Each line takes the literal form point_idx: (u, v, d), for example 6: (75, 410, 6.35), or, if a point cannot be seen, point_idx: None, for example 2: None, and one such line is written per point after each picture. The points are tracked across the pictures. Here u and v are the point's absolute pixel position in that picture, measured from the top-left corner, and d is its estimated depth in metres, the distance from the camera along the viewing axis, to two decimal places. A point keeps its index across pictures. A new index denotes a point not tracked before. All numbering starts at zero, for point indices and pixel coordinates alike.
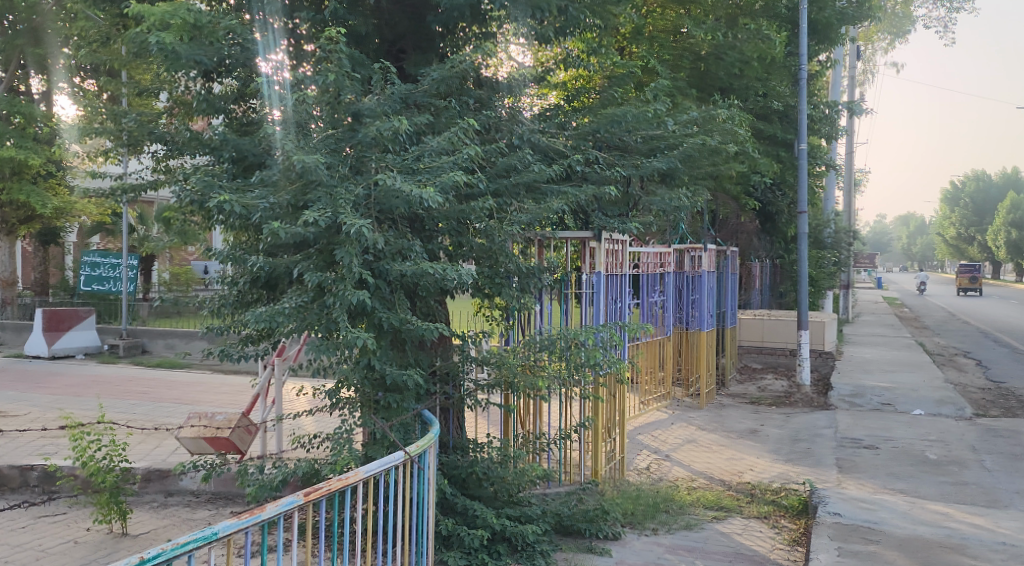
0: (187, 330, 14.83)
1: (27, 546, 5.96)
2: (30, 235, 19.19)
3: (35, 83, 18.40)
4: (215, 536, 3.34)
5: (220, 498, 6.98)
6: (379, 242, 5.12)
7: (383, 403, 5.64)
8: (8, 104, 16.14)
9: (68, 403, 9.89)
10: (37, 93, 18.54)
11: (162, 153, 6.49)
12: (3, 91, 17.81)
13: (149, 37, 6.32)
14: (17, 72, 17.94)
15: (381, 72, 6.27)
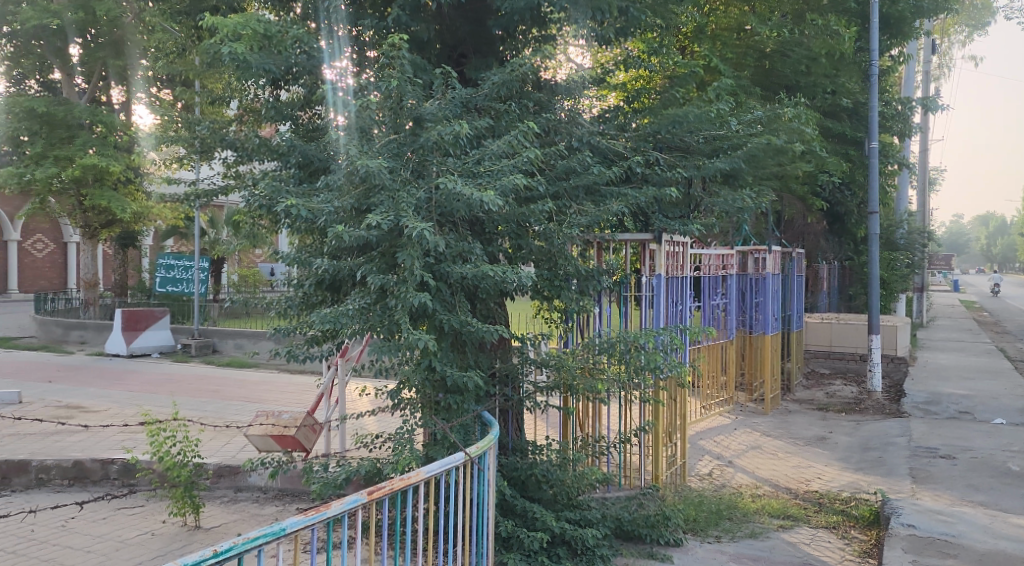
0: (255, 330, 15.27)
1: (108, 537, 6.22)
2: (111, 239, 20.03)
3: (116, 94, 19.29)
4: (283, 532, 3.45)
5: (287, 494, 7.18)
6: (442, 245, 5.16)
7: (444, 404, 5.70)
8: (91, 114, 17.16)
9: (144, 400, 10.30)
10: (117, 103, 19.48)
11: (233, 159, 6.74)
12: (87, 102, 18.73)
13: (221, 47, 6.56)
14: (99, 83, 18.88)
15: (442, 78, 6.33)
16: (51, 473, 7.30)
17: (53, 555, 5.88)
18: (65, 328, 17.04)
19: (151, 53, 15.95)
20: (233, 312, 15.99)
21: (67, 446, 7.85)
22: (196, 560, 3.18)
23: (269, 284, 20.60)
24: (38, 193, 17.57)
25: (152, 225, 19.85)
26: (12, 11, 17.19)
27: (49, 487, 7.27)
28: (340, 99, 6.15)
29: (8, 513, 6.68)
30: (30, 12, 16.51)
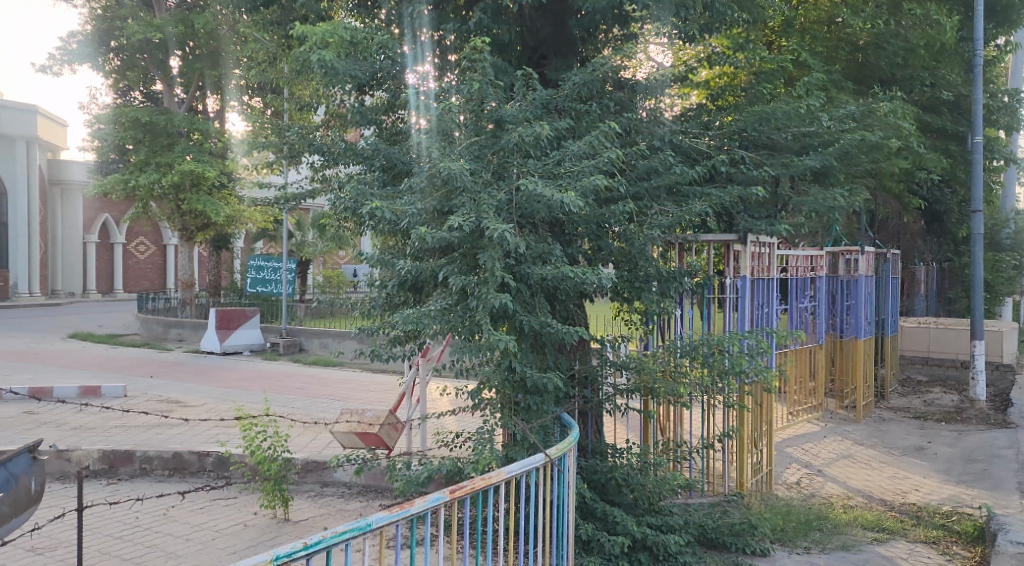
0: (339, 330, 15.63)
1: (204, 526, 6.46)
2: (206, 242, 20.92)
3: (211, 102, 20.19)
4: (369, 527, 3.41)
5: (370, 490, 7.35)
6: (522, 246, 5.14)
7: (524, 405, 5.67)
8: (189, 122, 18.18)
9: (237, 396, 10.72)
10: (213, 112, 20.38)
11: (319, 163, 6.93)
12: (185, 111, 19.69)
13: (310, 55, 6.75)
14: (196, 93, 19.82)
15: (523, 79, 6.31)
16: (153, 463, 7.64)
17: (155, 541, 6.12)
18: (165, 326, 17.90)
19: (244, 64, 16.67)
20: (319, 312, 16.43)
21: (167, 438, 8.23)
22: (290, 551, 3.09)
23: (353, 285, 21.13)
24: (141, 199, 18.53)
25: (244, 228, 20.66)
26: (119, 26, 18.24)
27: (151, 476, 7.62)
28: (422, 103, 6.25)
29: (115, 501, 7.02)
30: (136, 27, 17.50)
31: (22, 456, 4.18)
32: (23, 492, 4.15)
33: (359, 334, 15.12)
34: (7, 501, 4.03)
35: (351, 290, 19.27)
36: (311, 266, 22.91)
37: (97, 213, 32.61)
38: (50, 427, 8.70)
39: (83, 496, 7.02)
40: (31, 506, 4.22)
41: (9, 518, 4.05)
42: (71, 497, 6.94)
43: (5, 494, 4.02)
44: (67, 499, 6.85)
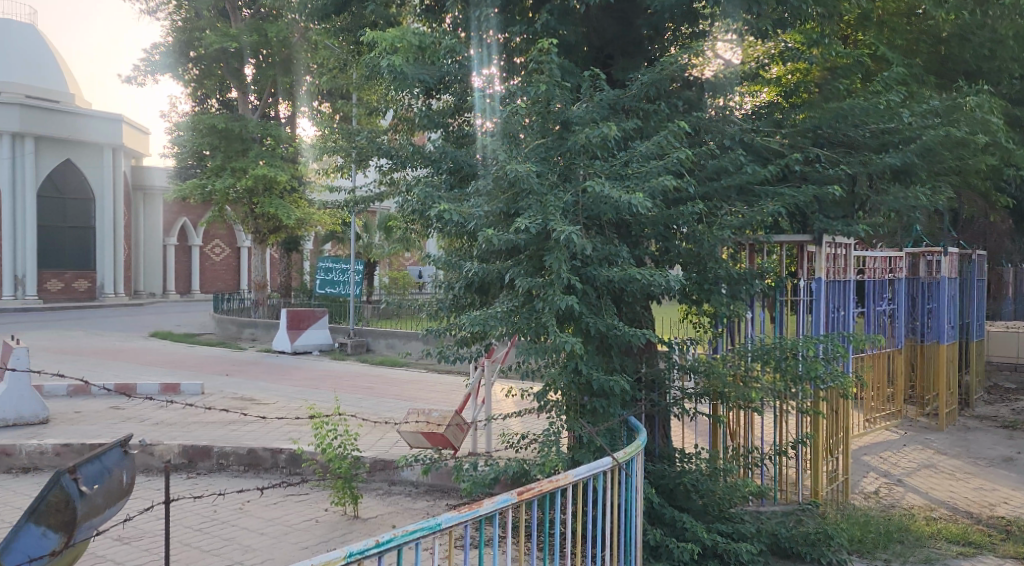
0: (406, 330, 15.78)
1: (277, 521, 6.58)
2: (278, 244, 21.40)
3: (283, 108, 20.65)
4: (439, 527, 3.42)
5: (437, 490, 7.39)
6: (589, 248, 5.09)
7: (590, 407, 5.61)
8: (262, 127, 18.72)
9: (308, 395, 10.92)
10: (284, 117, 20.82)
11: (387, 166, 7.01)
12: (258, 118, 20.20)
13: (380, 61, 6.84)
14: (269, 100, 20.32)
15: (590, 80, 6.25)
16: (230, 459, 7.84)
17: (232, 534, 6.26)
18: (239, 326, 18.39)
19: (316, 70, 17.01)
20: (385, 313, 16.62)
21: (242, 435, 8.43)
22: (361, 549, 3.11)
23: (418, 286, 21.34)
24: (217, 203, 19.08)
25: (314, 231, 21.06)
26: (198, 37, 18.80)
27: (227, 471, 7.81)
28: (488, 106, 6.27)
29: (197, 494, 7.22)
30: (213, 37, 18.01)
31: (115, 449, 4.07)
32: (116, 485, 4.05)
33: (425, 335, 15.25)
34: (102, 493, 3.92)
35: (416, 291, 19.47)
36: (378, 268, 23.22)
37: (175, 217, 33.73)
38: (135, 421, 9.01)
39: (166, 488, 7.24)
40: (121, 499, 4.12)
41: (104, 510, 3.95)
42: (157, 490, 7.17)
43: (99, 486, 3.91)
44: (152, 492, 7.08)
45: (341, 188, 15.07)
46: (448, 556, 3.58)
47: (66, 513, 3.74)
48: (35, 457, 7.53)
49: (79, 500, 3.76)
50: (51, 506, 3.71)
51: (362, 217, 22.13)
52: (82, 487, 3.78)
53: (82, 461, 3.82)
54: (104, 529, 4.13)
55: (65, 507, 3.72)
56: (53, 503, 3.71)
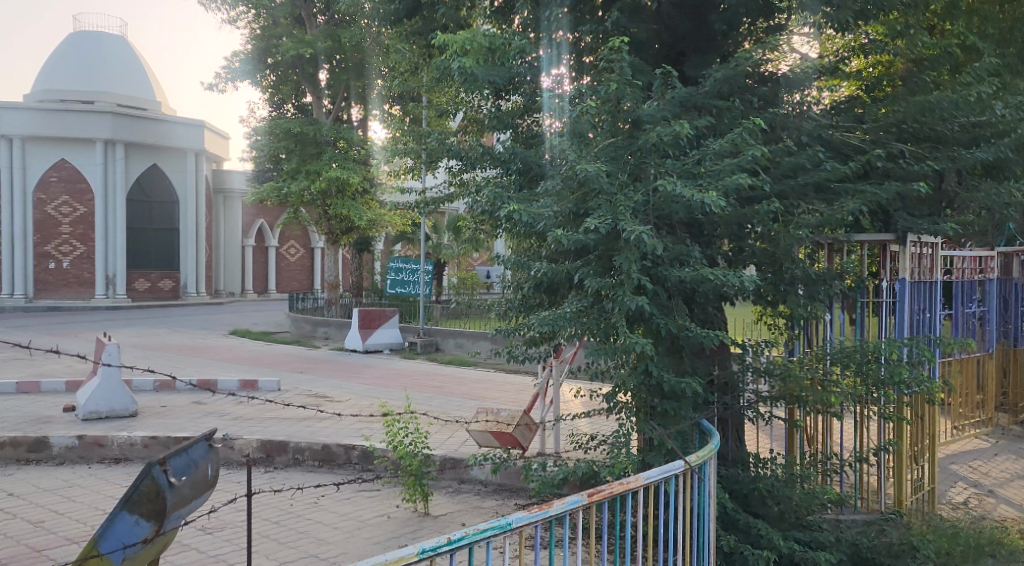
0: (474, 330, 15.83)
1: (350, 516, 6.67)
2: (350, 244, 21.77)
3: (355, 112, 21.01)
4: (509, 526, 3.41)
5: (506, 489, 7.39)
6: (659, 248, 5.02)
7: (660, 409, 5.49)
8: (335, 131, 19.07)
9: (379, 393, 11.07)
10: (357, 121, 21.21)
11: (457, 167, 7.06)
12: (331, 121, 20.60)
13: (451, 63, 6.88)
14: (342, 104, 20.70)
15: (661, 78, 6.13)
16: (304, 454, 7.97)
17: (307, 527, 6.37)
18: (313, 324, 18.76)
19: (387, 74, 17.27)
20: (454, 313, 16.75)
21: (316, 431, 8.59)
22: (434, 546, 3.12)
23: (486, 286, 21.47)
24: (292, 205, 19.52)
25: (385, 231, 21.38)
26: (275, 44, 19.28)
27: (302, 466, 7.96)
28: (556, 106, 6.22)
29: (274, 488, 7.38)
30: (289, 44, 18.46)
31: (201, 442, 4.08)
32: (201, 477, 4.07)
33: (494, 334, 15.31)
34: (189, 484, 3.94)
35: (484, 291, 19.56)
36: (447, 268, 23.44)
37: (253, 219, 34.71)
38: (216, 416, 9.28)
39: (246, 482, 7.42)
40: (206, 490, 4.15)
41: (190, 501, 3.97)
42: (238, 483, 7.36)
43: (188, 478, 3.93)
44: (233, 485, 7.27)
45: (411, 190, 15.25)
46: (518, 556, 3.55)
47: (158, 504, 3.75)
48: (125, 449, 7.83)
49: (169, 491, 3.78)
50: (144, 495, 3.72)
51: (431, 218, 22.36)
52: (172, 478, 3.80)
53: (172, 453, 3.84)
54: (189, 520, 4.17)
55: (156, 497, 3.74)
56: (146, 493, 3.72)
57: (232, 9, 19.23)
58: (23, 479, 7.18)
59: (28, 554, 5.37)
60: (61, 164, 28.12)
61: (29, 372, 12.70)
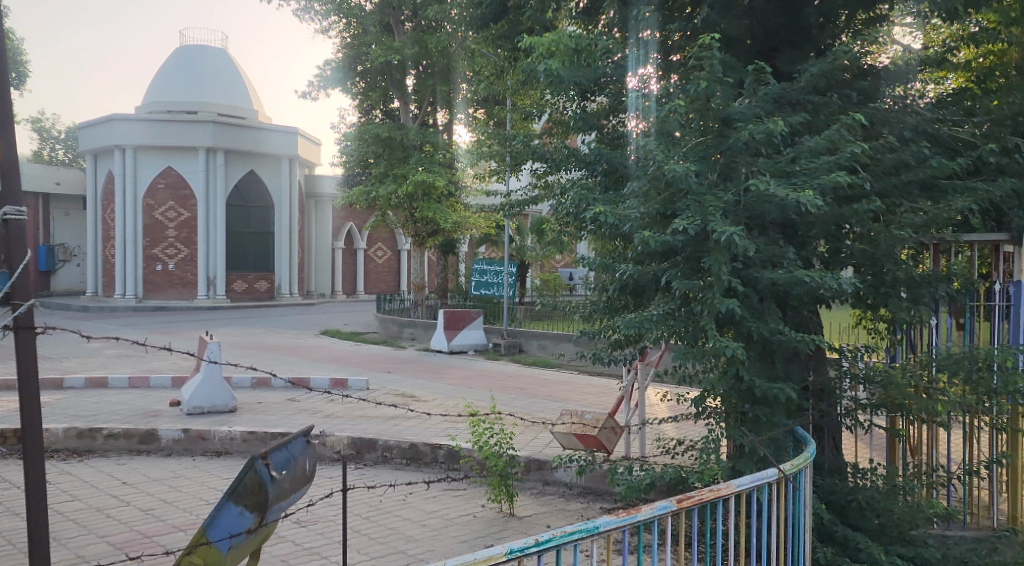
0: (557, 331, 15.75)
1: (437, 514, 6.71)
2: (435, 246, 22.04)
3: (441, 116, 21.31)
4: (597, 530, 3.37)
5: (591, 493, 7.31)
6: (751, 250, 4.88)
7: (751, 416, 5.33)
8: (421, 135, 19.31)
9: (465, 393, 11.16)
10: (442, 125, 21.49)
11: (541, 170, 7.04)
12: (418, 126, 20.94)
13: (537, 66, 6.86)
14: (428, 109, 21.01)
15: (754, 74, 5.96)
16: (393, 452, 8.08)
17: (396, 524, 6.43)
18: (399, 325, 19.06)
19: (473, 77, 17.41)
20: (537, 315, 16.74)
21: (404, 430, 8.70)
22: (522, 546, 3.10)
23: (569, 289, 21.43)
24: (380, 208, 19.86)
25: (469, 234, 21.58)
26: (365, 52, 19.69)
27: (391, 464, 8.07)
28: (644, 107, 6.13)
29: (365, 484, 7.50)
30: (378, 51, 18.82)
31: (299, 438, 4.18)
32: (300, 472, 4.16)
33: (578, 336, 15.24)
34: (290, 479, 4.02)
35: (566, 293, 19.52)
36: (530, 270, 23.51)
37: (342, 222, 35.57)
38: (309, 413, 9.52)
39: (339, 477, 7.57)
40: (305, 485, 4.24)
41: (290, 494, 4.06)
42: (331, 478, 7.51)
43: (288, 472, 4.02)
44: (326, 481, 7.42)
45: (496, 192, 15.31)
46: (606, 561, 3.49)
47: (261, 496, 3.84)
48: (226, 442, 8.09)
49: (271, 484, 3.86)
50: (247, 488, 3.80)
51: (514, 220, 22.43)
52: (273, 472, 3.89)
53: (274, 447, 3.93)
54: (288, 514, 4.27)
55: (259, 490, 3.82)
56: (250, 485, 3.80)
57: (325, 19, 19.76)
58: (133, 468, 7.50)
59: (138, 540, 5.59)
60: (168, 171, 29.43)
61: (138, 368, 13.33)
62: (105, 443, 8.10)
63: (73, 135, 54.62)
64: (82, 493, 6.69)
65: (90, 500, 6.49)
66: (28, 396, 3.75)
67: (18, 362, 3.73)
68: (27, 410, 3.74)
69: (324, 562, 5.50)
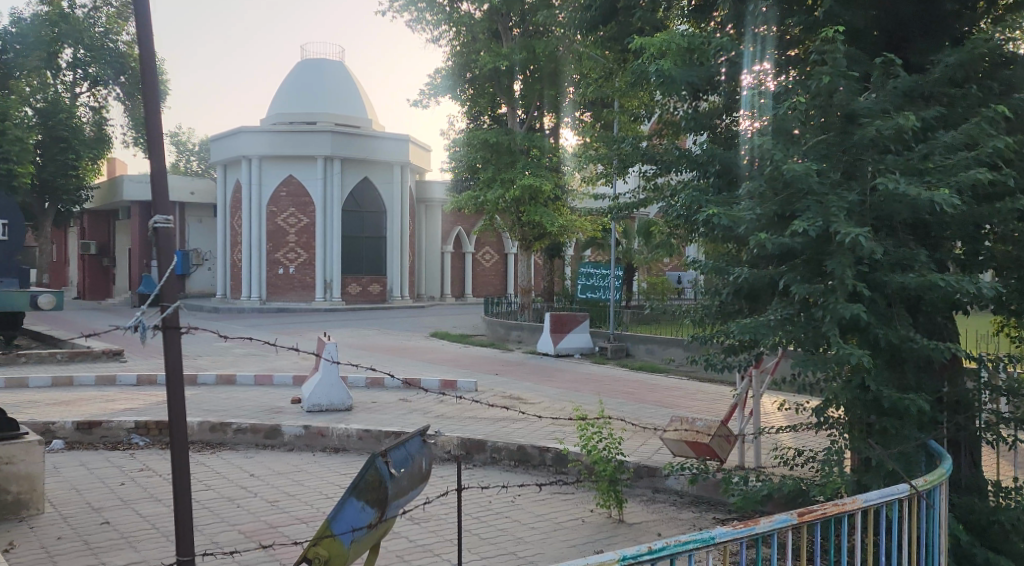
0: (665, 336, 15.38)
1: (546, 517, 6.67)
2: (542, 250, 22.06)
3: (547, 120, 21.37)
4: (712, 540, 3.25)
5: (703, 502, 7.12)
6: (878, 252, 4.63)
7: (879, 427, 5.07)
8: (528, 139, 19.36)
9: (573, 396, 11.10)
10: (549, 128, 21.53)
11: (651, 172, 6.91)
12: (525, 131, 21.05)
13: (648, 66, 6.72)
14: (535, 113, 21.08)
15: (882, 67, 5.64)
16: (501, 454, 8.09)
17: (505, 525, 6.43)
18: (506, 328, 19.16)
19: (581, 82, 17.36)
20: (644, 318, 16.46)
21: (513, 432, 8.70)
22: (635, 554, 3.03)
23: (678, 292, 21.02)
24: (488, 212, 20.03)
25: (576, 237, 21.51)
26: (474, 59, 19.91)
27: (499, 466, 8.08)
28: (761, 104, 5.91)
29: (475, 485, 7.55)
30: (486, 58, 19.02)
31: (416, 437, 4.22)
32: (417, 469, 4.21)
33: (687, 341, 14.87)
34: (407, 476, 4.07)
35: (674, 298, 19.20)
36: (636, 273, 23.22)
37: (451, 226, 36.15)
38: (420, 413, 9.66)
39: (449, 477, 7.64)
40: (421, 483, 4.29)
41: (407, 492, 4.11)
42: (442, 478, 7.58)
43: (405, 470, 4.06)
44: (438, 480, 7.51)
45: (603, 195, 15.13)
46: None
47: (381, 492, 3.88)
48: (343, 439, 8.30)
49: (390, 481, 3.91)
50: (368, 484, 3.86)
51: (622, 223, 22.19)
52: (392, 469, 3.93)
53: (392, 445, 3.98)
54: (404, 511, 4.32)
55: (378, 486, 3.86)
56: (370, 482, 3.85)
57: (435, 28, 20.14)
58: (259, 462, 7.80)
59: (265, 529, 5.79)
60: (289, 179, 30.66)
61: (263, 366, 13.92)
62: (234, 437, 8.47)
63: (206, 147, 57.82)
64: (215, 483, 7.01)
65: (222, 490, 6.79)
66: (174, 394, 3.88)
67: (166, 359, 3.85)
68: (173, 406, 3.86)
69: (436, 560, 5.54)
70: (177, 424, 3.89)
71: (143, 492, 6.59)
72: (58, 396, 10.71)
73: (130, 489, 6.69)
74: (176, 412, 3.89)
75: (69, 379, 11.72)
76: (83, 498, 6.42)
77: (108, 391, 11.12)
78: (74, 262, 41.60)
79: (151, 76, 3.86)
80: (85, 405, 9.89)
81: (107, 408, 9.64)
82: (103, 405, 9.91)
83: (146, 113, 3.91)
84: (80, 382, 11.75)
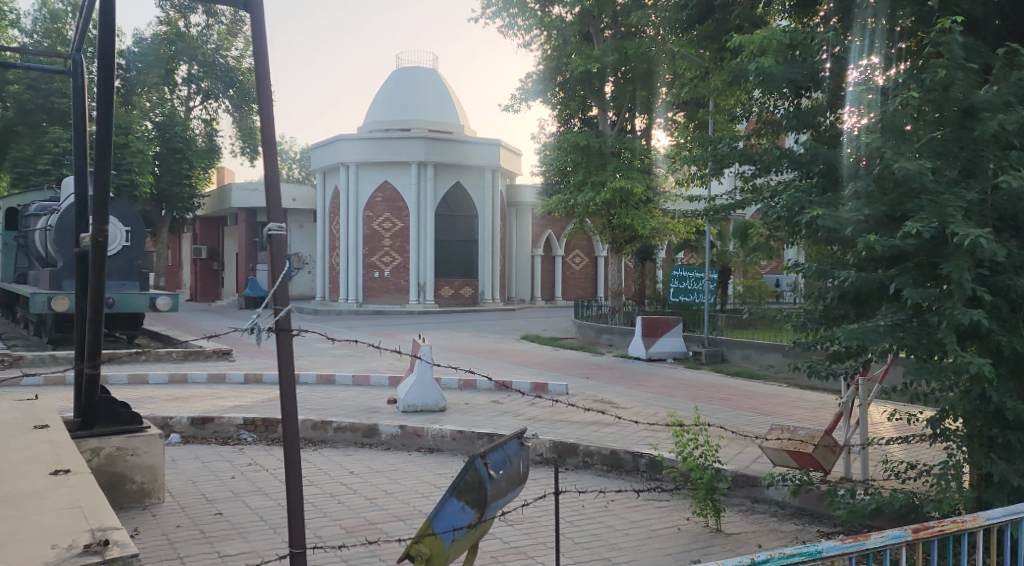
0: (763, 341, 14.93)
1: (642, 524, 6.55)
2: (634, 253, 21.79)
3: (639, 122, 21.14)
4: (819, 554, 3.10)
5: (806, 514, 6.84)
6: (1001, 254, 4.38)
7: (1001, 441, 4.77)
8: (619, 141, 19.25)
9: (666, 401, 10.89)
10: (640, 130, 21.31)
11: (749, 172, 6.70)
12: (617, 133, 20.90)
13: (747, 64, 6.54)
14: (627, 115, 20.88)
15: (1004, 59, 5.30)
16: (594, 458, 8.01)
17: (599, 530, 6.35)
18: (597, 331, 19.01)
19: (674, 83, 17.08)
20: (740, 323, 16.05)
21: (606, 436, 8.60)
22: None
23: (774, 295, 20.40)
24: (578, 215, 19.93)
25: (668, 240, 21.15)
26: (566, 63, 19.88)
27: (592, 470, 8.00)
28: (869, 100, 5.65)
29: (568, 489, 7.49)
30: (578, 61, 18.95)
31: (514, 439, 4.20)
32: (514, 472, 4.19)
33: (786, 346, 14.40)
34: (506, 478, 4.05)
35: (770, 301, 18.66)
36: (731, 276, 22.65)
37: (541, 229, 36.17)
38: (513, 415, 9.67)
39: (542, 481, 7.60)
40: (519, 485, 4.27)
41: (506, 493, 4.09)
42: (535, 481, 7.56)
43: (504, 472, 4.03)
44: (531, 482, 7.49)
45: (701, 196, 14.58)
46: None
47: (479, 493, 3.86)
48: (438, 440, 8.38)
49: (489, 483, 3.89)
50: (468, 484, 3.85)
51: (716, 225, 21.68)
52: (491, 470, 3.91)
53: (491, 447, 3.95)
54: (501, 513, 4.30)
55: (478, 487, 3.85)
56: (470, 482, 3.84)
57: (527, 33, 20.19)
58: (358, 459, 7.96)
59: (364, 526, 5.88)
60: (385, 185, 31.30)
61: (360, 366, 14.24)
62: (334, 435, 8.66)
63: (307, 154, 59.81)
64: (317, 479, 7.19)
65: (324, 486, 6.95)
66: (286, 394, 3.96)
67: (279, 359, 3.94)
68: (283, 404, 3.94)
69: (530, 562, 5.51)
70: (288, 422, 3.97)
71: (251, 486, 6.81)
72: (173, 392, 11.22)
73: (239, 482, 6.93)
74: (287, 410, 3.97)
75: (182, 376, 12.25)
76: (197, 489, 6.69)
77: (218, 388, 11.59)
78: (185, 265, 43.68)
79: (265, 87, 3.94)
80: (197, 401, 10.32)
81: (218, 404, 10.04)
82: (214, 401, 10.32)
83: (261, 122, 4.00)
84: (193, 380, 12.27)
